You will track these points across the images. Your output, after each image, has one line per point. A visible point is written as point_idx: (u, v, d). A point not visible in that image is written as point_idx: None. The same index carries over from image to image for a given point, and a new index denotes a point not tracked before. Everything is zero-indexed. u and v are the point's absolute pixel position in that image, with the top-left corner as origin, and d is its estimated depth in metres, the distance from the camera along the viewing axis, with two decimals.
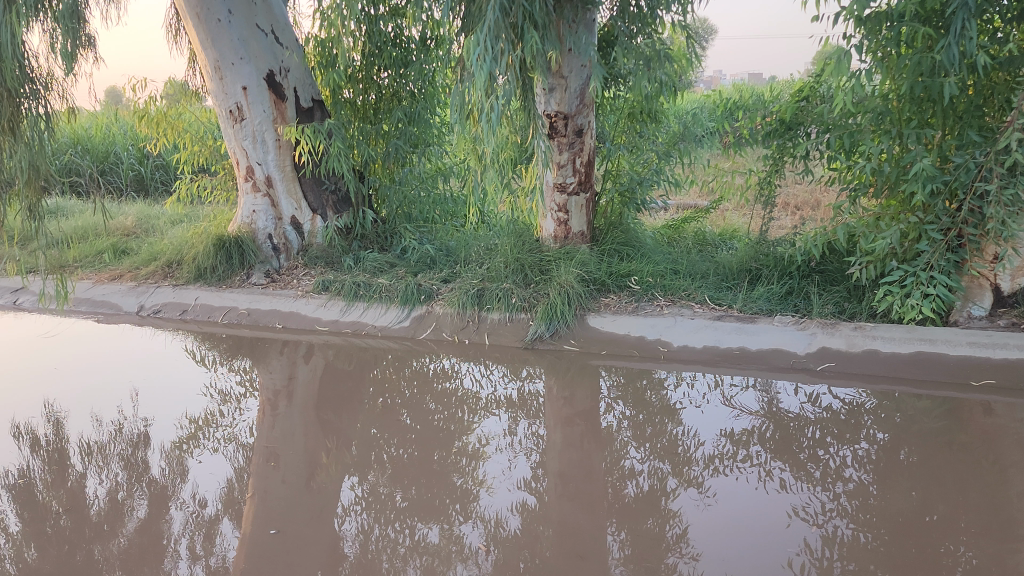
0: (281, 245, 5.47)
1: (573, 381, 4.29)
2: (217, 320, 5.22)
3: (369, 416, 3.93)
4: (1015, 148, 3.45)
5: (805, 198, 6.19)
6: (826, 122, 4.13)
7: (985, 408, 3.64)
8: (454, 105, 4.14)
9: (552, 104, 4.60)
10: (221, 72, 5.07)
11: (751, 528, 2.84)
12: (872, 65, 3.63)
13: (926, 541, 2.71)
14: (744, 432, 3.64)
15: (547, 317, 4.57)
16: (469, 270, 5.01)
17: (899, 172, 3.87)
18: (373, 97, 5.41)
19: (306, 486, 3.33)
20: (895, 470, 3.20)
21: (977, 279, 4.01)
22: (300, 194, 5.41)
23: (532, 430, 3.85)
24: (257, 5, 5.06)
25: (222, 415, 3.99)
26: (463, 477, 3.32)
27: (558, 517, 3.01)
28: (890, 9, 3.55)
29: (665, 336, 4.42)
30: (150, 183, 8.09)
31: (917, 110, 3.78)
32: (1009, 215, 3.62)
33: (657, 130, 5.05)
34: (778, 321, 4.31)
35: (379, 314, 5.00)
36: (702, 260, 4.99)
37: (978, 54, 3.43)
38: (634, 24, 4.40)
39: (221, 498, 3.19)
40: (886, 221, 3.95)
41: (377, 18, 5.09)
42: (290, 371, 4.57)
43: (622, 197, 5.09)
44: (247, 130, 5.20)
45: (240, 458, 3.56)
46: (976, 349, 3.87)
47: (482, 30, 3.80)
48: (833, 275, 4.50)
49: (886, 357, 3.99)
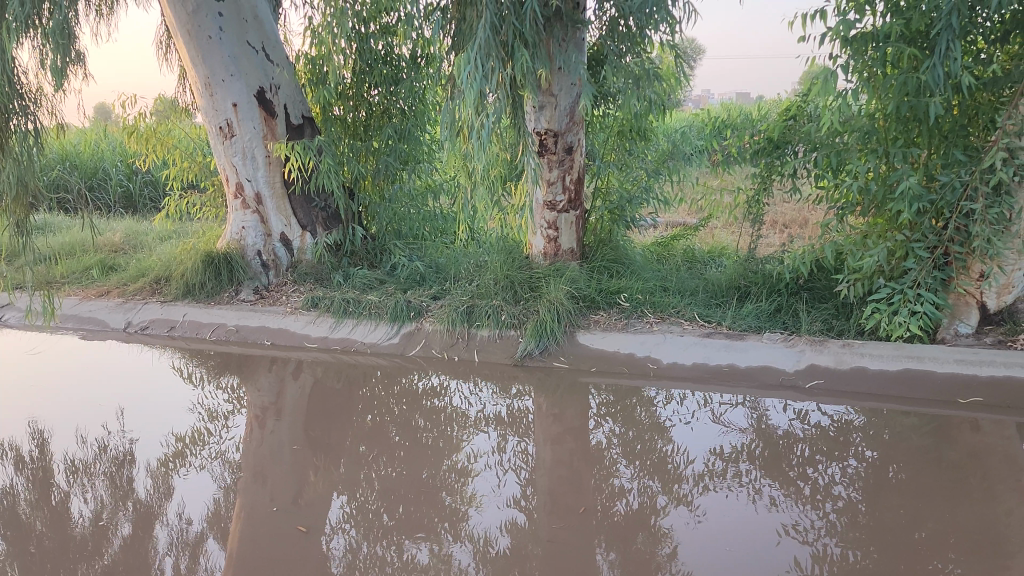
0: (270, 262, 5.45)
1: (563, 398, 4.29)
2: (206, 336, 5.18)
3: (358, 433, 3.91)
4: (999, 168, 3.51)
5: (792, 217, 6.22)
6: (812, 141, 4.16)
7: (972, 426, 3.66)
8: (445, 122, 4.14)
9: (542, 122, 4.62)
10: (212, 89, 5.07)
11: (741, 546, 2.83)
12: (858, 85, 3.67)
13: (915, 558, 2.71)
14: (734, 450, 3.64)
15: (537, 334, 4.55)
16: (459, 287, 5.01)
17: (886, 191, 3.90)
18: (363, 114, 5.40)
19: (294, 503, 3.31)
20: (884, 487, 3.20)
21: (963, 297, 4.04)
22: (289, 211, 5.41)
23: (522, 448, 3.84)
24: (248, 22, 5.06)
25: (210, 433, 3.96)
26: (452, 495, 3.30)
27: (547, 535, 3.00)
28: (875, 30, 3.61)
29: (655, 353, 4.43)
30: (138, 200, 8.07)
31: (903, 130, 3.83)
32: (995, 233, 3.67)
33: (646, 148, 5.08)
34: (767, 338, 4.32)
35: (368, 331, 4.98)
36: (690, 277, 5.01)
37: (962, 75, 3.48)
38: (623, 43, 4.39)
39: (208, 516, 3.16)
40: (873, 239, 4.00)
41: (368, 36, 5.13)
42: (279, 389, 4.54)
43: (612, 214, 5.12)
44: (237, 147, 5.20)
45: (227, 475, 3.53)
46: (963, 366, 3.89)
47: (473, 48, 3.82)
48: (821, 293, 4.55)
49: (875, 375, 4.01)
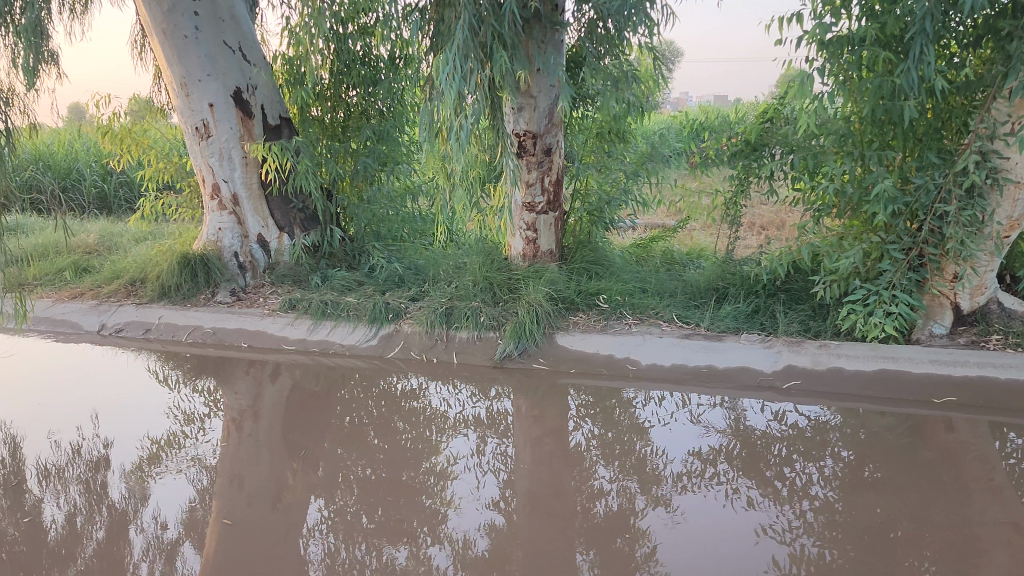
0: (247, 263, 5.41)
1: (542, 399, 4.28)
2: (182, 338, 5.13)
3: (337, 436, 3.88)
4: (972, 170, 3.55)
5: (770, 219, 6.26)
6: (790, 143, 4.20)
7: (946, 426, 3.70)
8: (423, 123, 4.13)
9: (521, 123, 4.60)
10: (188, 89, 5.01)
11: (719, 547, 2.85)
12: (834, 88, 3.70)
13: (891, 556, 2.74)
14: (712, 451, 3.65)
15: (516, 336, 4.54)
16: (438, 288, 5.00)
17: (862, 194, 3.93)
18: (342, 115, 5.37)
19: (271, 507, 3.28)
20: (860, 487, 3.23)
21: (938, 298, 4.08)
22: (267, 212, 5.38)
23: (502, 450, 3.83)
24: (224, 22, 5.02)
25: (186, 436, 3.92)
26: (432, 497, 3.29)
27: (526, 537, 2.99)
28: (851, 34, 3.64)
29: (634, 354, 4.44)
30: (113, 201, 8.00)
31: (878, 132, 3.87)
32: (968, 235, 3.71)
33: (625, 150, 5.09)
34: (745, 339, 4.34)
35: (346, 333, 4.95)
36: (669, 278, 5.06)
37: (936, 78, 3.52)
38: (602, 45, 4.38)
39: (184, 520, 3.13)
40: (849, 240, 4.04)
41: (346, 37, 5.08)
42: (256, 392, 4.49)
43: (591, 216, 5.13)
44: (213, 147, 5.15)
45: (203, 479, 3.49)
46: (938, 366, 3.93)
47: (451, 49, 3.81)
48: (798, 294, 4.60)
49: (851, 375, 4.04)
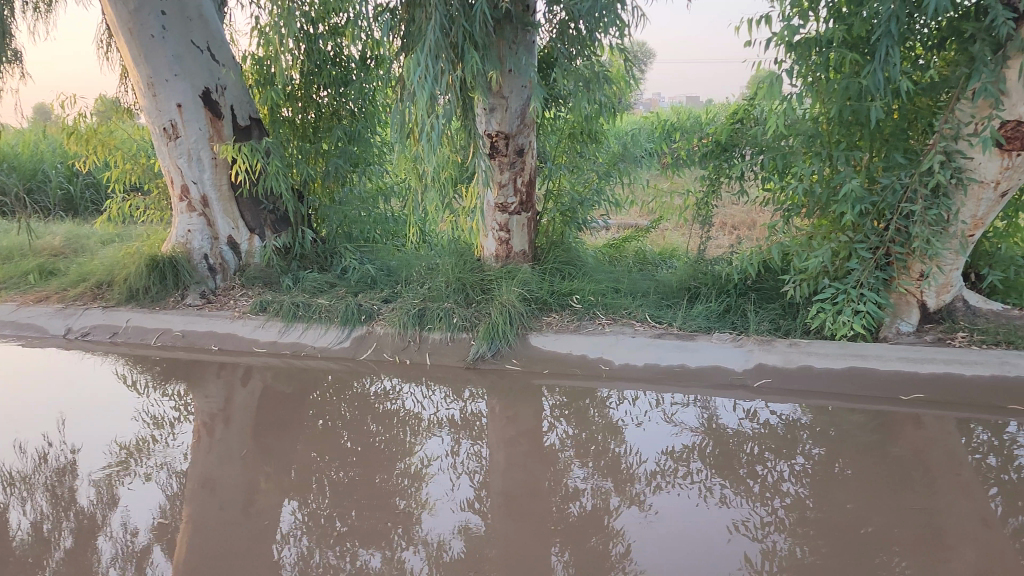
0: (217, 265, 5.36)
1: (516, 400, 4.28)
2: (151, 342, 5.06)
3: (310, 438, 3.85)
4: (937, 170, 3.61)
5: (741, 219, 6.31)
6: (759, 144, 4.26)
7: (915, 422, 3.75)
8: (395, 124, 4.11)
9: (493, 124, 4.60)
10: (155, 89, 4.95)
11: (692, 545, 2.86)
12: (802, 89, 3.75)
13: (861, 552, 2.77)
14: (685, 450, 3.68)
15: (489, 336, 4.54)
16: (410, 290, 4.98)
17: (830, 194, 3.98)
18: (312, 116, 5.32)
19: (244, 512, 3.25)
20: (830, 483, 3.27)
21: (904, 296, 4.14)
22: (237, 214, 5.33)
23: (475, 451, 3.83)
24: (193, 21, 4.96)
25: (155, 441, 3.87)
26: (406, 499, 3.28)
27: (501, 538, 2.99)
28: (818, 35, 3.68)
29: (607, 354, 4.45)
30: (79, 202, 7.88)
31: (846, 133, 3.92)
32: (934, 234, 3.76)
33: (598, 151, 5.09)
34: (717, 338, 4.38)
35: (318, 335, 4.91)
36: (642, 278, 5.09)
37: (901, 80, 3.56)
38: (573, 46, 4.40)
39: (154, 526, 3.09)
40: (818, 239, 4.09)
41: (317, 37, 5.05)
42: (227, 395, 4.44)
43: (564, 216, 5.14)
44: (182, 148, 5.08)
45: (173, 484, 3.45)
46: (905, 364, 3.98)
47: (422, 49, 3.80)
48: (769, 293, 4.64)
49: (821, 373, 4.09)
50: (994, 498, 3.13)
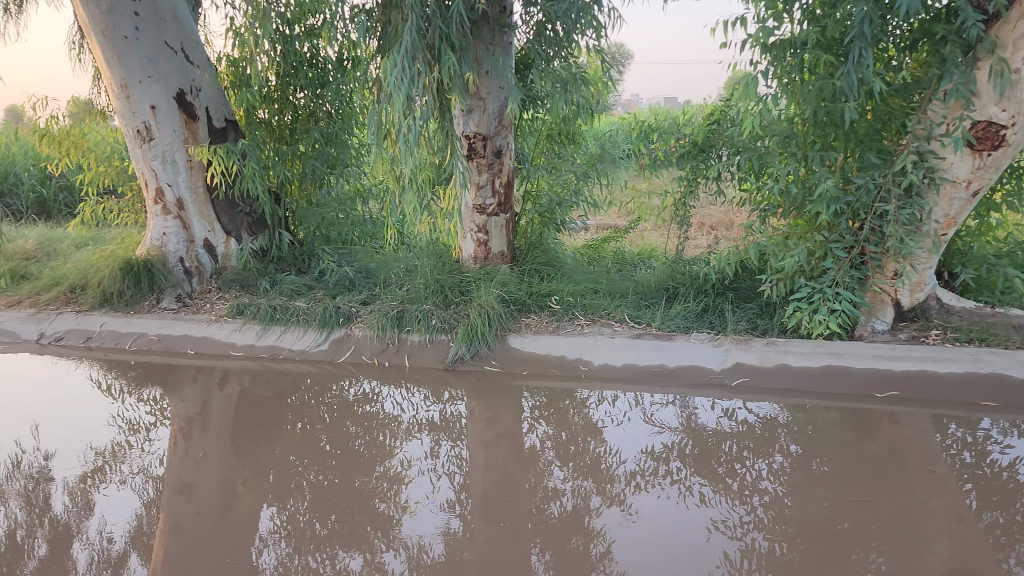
0: (193, 269, 5.31)
1: (495, 401, 4.27)
2: (126, 346, 5.00)
3: (288, 442, 3.82)
4: (910, 170, 3.65)
5: (719, 219, 6.35)
6: (736, 145, 4.29)
7: (890, 419, 3.79)
8: (372, 125, 4.10)
9: (470, 125, 4.59)
10: (129, 91, 4.90)
11: (672, 545, 2.87)
12: (778, 90, 3.77)
13: (839, 549, 2.79)
14: (665, 450, 3.69)
15: (468, 338, 4.53)
16: (389, 292, 4.96)
17: (805, 194, 4.01)
18: (289, 117, 5.28)
19: (222, 517, 3.23)
20: (808, 481, 3.29)
21: (879, 295, 4.19)
22: (213, 216, 5.28)
23: (455, 453, 3.82)
24: (166, 22, 4.92)
25: (131, 446, 3.83)
26: (385, 502, 3.26)
27: (481, 539, 2.99)
28: (793, 37, 3.71)
29: (586, 355, 4.46)
30: (52, 206, 7.78)
31: (821, 134, 3.95)
32: (908, 233, 3.80)
33: (576, 152, 5.11)
34: (695, 338, 4.40)
35: (296, 338, 4.88)
36: (621, 279, 5.09)
37: (875, 81, 3.60)
38: (550, 47, 4.41)
39: (130, 533, 3.06)
40: (794, 239, 4.13)
41: (292, 38, 5.01)
42: (205, 399, 4.40)
43: (542, 218, 5.14)
44: (156, 150, 5.03)
45: (150, 490, 3.41)
46: (881, 362, 4.02)
47: (399, 51, 3.79)
48: (746, 293, 4.68)
49: (798, 372, 4.11)
50: (968, 493, 3.17)
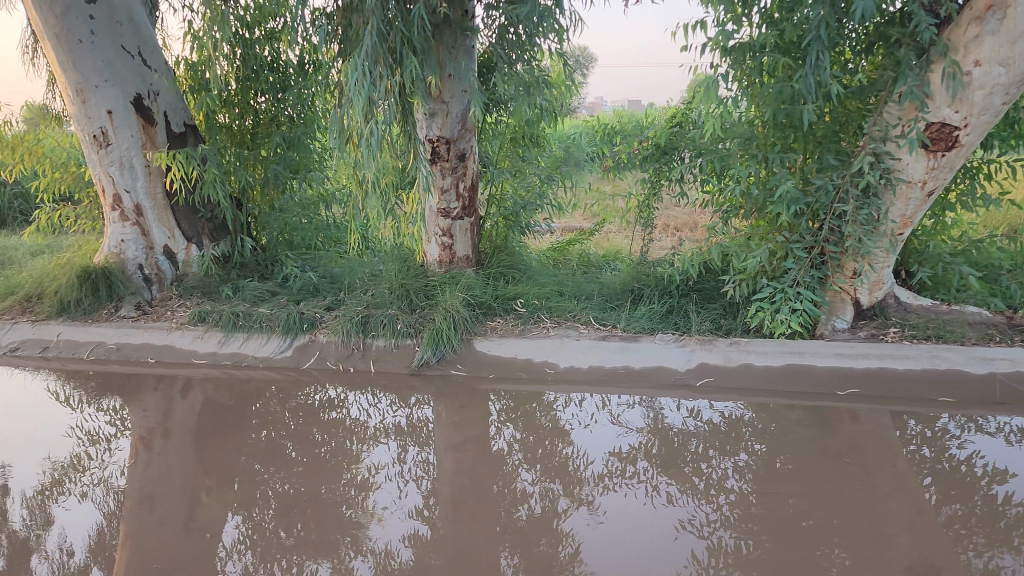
0: (153, 276, 5.23)
1: (462, 405, 4.26)
2: (84, 356, 4.91)
3: (253, 450, 3.77)
4: (866, 171, 3.71)
5: (684, 220, 6.43)
6: (698, 147, 4.33)
7: (851, 416, 3.85)
8: (333, 130, 4.07)
9: (433, 129, 4.57)
10: (84, 95, 4.82)
11: (640, 545, 2.88)
12: (738, 93, 3.81)
13: (804, 545, 2.83)
14: (632, 450, 3.71)
15: (434, 342, 4.52)
16: (353, 297, 4.94)
17: (766, 195, 4.07)
18: (250, 122, 5.22)
19: (185, 528, 3.18)
20: (772, 478, 3.33)
21: (839, 294, 4.26)
22: (173, 223, 5.20)
23: (423, 458, 3.80)
24: (123, 26, 4.84)
25: (91, 458, 3.76)
26: (353, 509, 3.24)
27: (449, 544, 2.98)
28: (752, 40, 3.74)
29: (552, 358, 4.46)
30: (7, 214, 7.63)
31: (781, 136, 4.02)
32: (866, 233, 3.87)
33: (540, 154, 5.12)
34: (660, 339, 4.43)
35: (259, 345, 4.82)
36: (587, 281, 5.11)
37: (832, 83, 3.65)
38: (512, 51, 4.39)
39: (91, 546, 3.00)
40: (756, 240, 4.18)
41: (253, 42, 5.00)
42: (167, 408, 4.33)
43: (507, 220, 5.17)
44: (114, 156, 4.95)
45: (110, 502, 3.35)
46: (841, 359, 4.08)
47: (360, 54, 3.77)
48: (710, 293, 4.72)
49: (761, 371, 4.16)
50: (928, 488, 3.23)
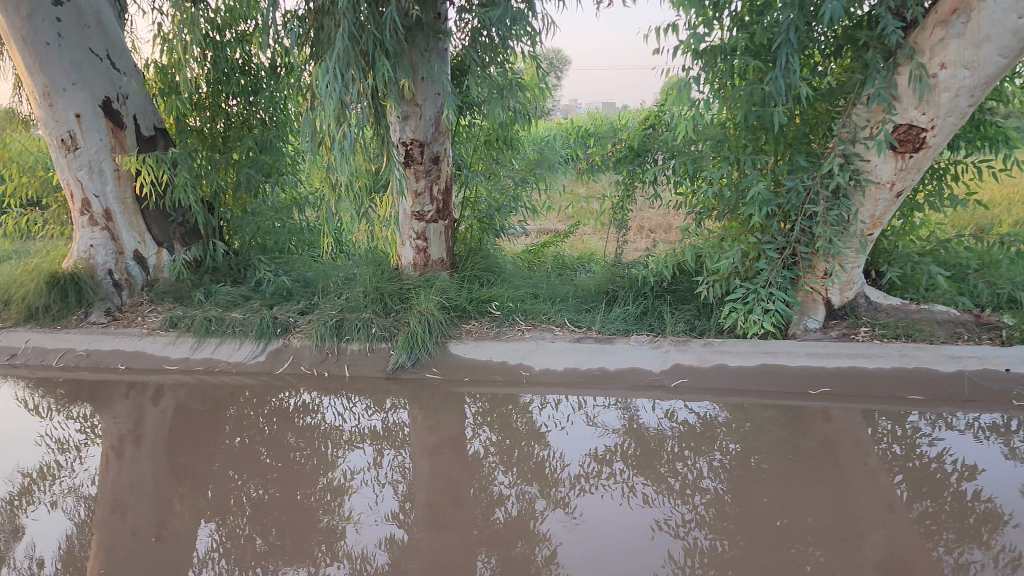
0: (123, 281, 5.17)
1: (438, 408, 4.25)
2: (53, 363, 4.84)
3: (226, 456, 3.73)
4: (836, 173, 3.75)
5: (658, 222, 6.46)
6: (671, 149, 4.36)
7: (823, 416, 3.90)
8: (305, 133, 4.05)
9: (407, 132, 4.56)
10: (52, 99, 4.75)
11: (617, 546, 2.89)
12: (710, 96, 3.84)
13: (779, 543, 2.85)
14: (608, 451, 3.72)
15: (408, 346, 4.48)
16: (328, 301, 4.90)
17: (738, 197, 4.10)
18: (222, 125, 5.19)
19: (157, 536, 3.14)
20: (747, 477, 3.36)
21: (811, 294, 4.30)
22: (143, 227, 5.15)
23: (399, 462, 3.79)
24: (91, 28, 4.78)
25: (61, 466, 3.70)
26: (329, 514, 3.22)
27: (426, 548, 2.97)
28: (723, 43, 3.78)
29: (527, 360, 4.46)
30: None
31: (752, 138, 4.06)
32: (836, 234, 3.91)
33: (513, 157, 5.12)
34: (635, 340, 4.45)
35: (232, 350, 4.78)
36: (562, 283, 5.12)
37: (801, 86, 3.69)
38: (486, 53, 4.38)
39: (61, 556, 2.95)
40: (728, 241, 4.21)
41: (224, 44, 4.95)
42: (138, 415, 4.27)
43: (481, 223, 5.16)
44: (82, 160, 4.88)
45: (81, 511, 3.30)
46: (813, 359, 4.12)
47: (331, 57, 3.75)
48: (684, 295, 4.75)
49: (734, 371, 4.19)
50: (899, 485, 3.27)
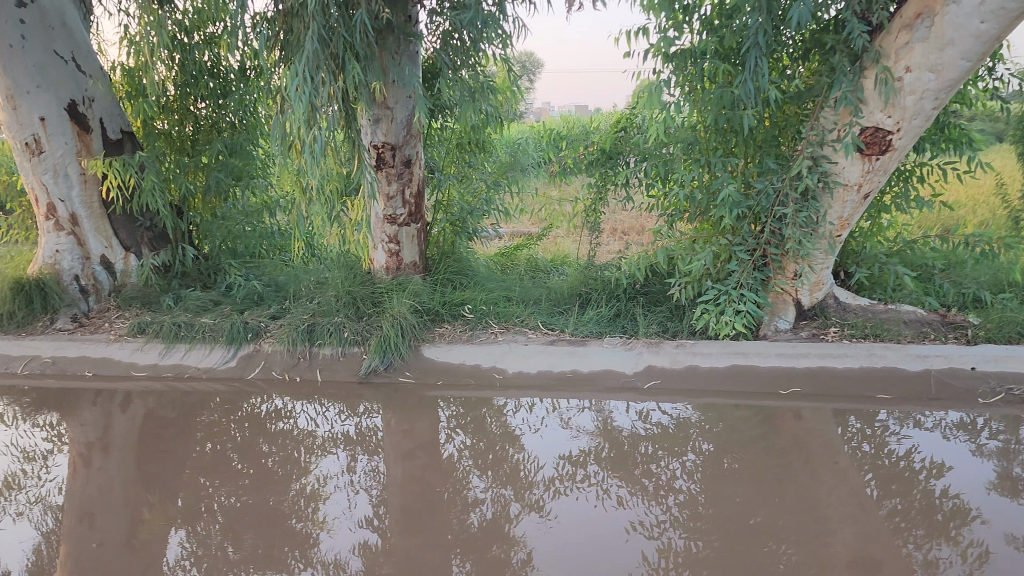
0: (89, 287, 5.09)
1: (412, 412, 4.23)
2: (18, 370, 4.76)
3: (196, 463, 3.69)
4: (805, 175, 3.79)
5: (631, 225, 6.48)
6: (643, 152, 4.38)
7: (794, 415, 3.94)
8: (275, 136, 4.03)
9: (378, 135, 4.54)
10: (15, 101, 4.67)
11: (592, 548, 2.90)
12: (680, 98, 3.87)
13: (752, 542, 2.87)
14: (582, 453, 3.73)
15: (381, 350, 4.47)
16: (299, 305, 4.87)
17: (709, 199, 4.13)
18: (190, 128, 5.12)
19: (126, 545, 3.09)
20: (719, 477, 3.38)
21: (781, 295, 4.33)
22: (110, 232, 5.08)
23: (372, 467, 3.76)
24: (55, 30, 4.71)
25: (27, 476, 3.64)
26: (302, 521, 3.19)
27: (399, 553, 2.95)
28: (693, 47, 3.81)
29: (501, 363, 4.46)
30: None
31: (722, 140, 4.09)
32: (805, 235, 3.95)
33: (486, 160, 5.10)
34: (608, 343, 4.46)
35: (203, 355, 4.72)
36: (535, 286, 5.13)
37: (769, 89, 3.73)
38: (457, 56, 4.39)
39: (27, 567, 2.90)
40: (700, 243, 4.24)
41: (192, 46, 4.91)
42: (106, 422, 4.20)
43: (453, 227, 5.16)
44: (47, 164, 4.80)
45: (47, 521, 3.24)
46: (784, 359, 4.16)
47: (301, 60, 3.73)
48: (656, 297, 4.77)
49: (706, 372, 4.22)
50: (869, 483, 3.31)
